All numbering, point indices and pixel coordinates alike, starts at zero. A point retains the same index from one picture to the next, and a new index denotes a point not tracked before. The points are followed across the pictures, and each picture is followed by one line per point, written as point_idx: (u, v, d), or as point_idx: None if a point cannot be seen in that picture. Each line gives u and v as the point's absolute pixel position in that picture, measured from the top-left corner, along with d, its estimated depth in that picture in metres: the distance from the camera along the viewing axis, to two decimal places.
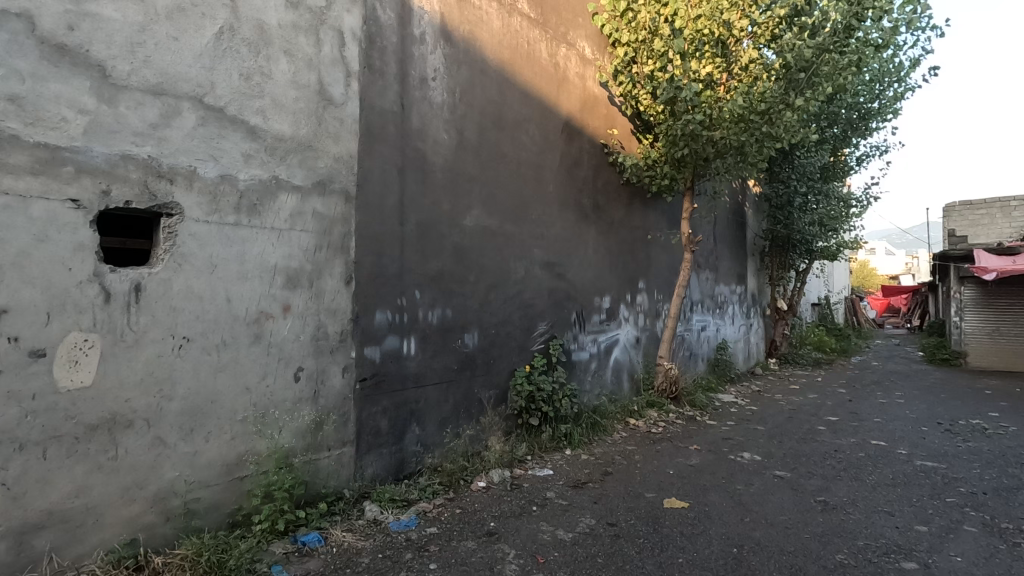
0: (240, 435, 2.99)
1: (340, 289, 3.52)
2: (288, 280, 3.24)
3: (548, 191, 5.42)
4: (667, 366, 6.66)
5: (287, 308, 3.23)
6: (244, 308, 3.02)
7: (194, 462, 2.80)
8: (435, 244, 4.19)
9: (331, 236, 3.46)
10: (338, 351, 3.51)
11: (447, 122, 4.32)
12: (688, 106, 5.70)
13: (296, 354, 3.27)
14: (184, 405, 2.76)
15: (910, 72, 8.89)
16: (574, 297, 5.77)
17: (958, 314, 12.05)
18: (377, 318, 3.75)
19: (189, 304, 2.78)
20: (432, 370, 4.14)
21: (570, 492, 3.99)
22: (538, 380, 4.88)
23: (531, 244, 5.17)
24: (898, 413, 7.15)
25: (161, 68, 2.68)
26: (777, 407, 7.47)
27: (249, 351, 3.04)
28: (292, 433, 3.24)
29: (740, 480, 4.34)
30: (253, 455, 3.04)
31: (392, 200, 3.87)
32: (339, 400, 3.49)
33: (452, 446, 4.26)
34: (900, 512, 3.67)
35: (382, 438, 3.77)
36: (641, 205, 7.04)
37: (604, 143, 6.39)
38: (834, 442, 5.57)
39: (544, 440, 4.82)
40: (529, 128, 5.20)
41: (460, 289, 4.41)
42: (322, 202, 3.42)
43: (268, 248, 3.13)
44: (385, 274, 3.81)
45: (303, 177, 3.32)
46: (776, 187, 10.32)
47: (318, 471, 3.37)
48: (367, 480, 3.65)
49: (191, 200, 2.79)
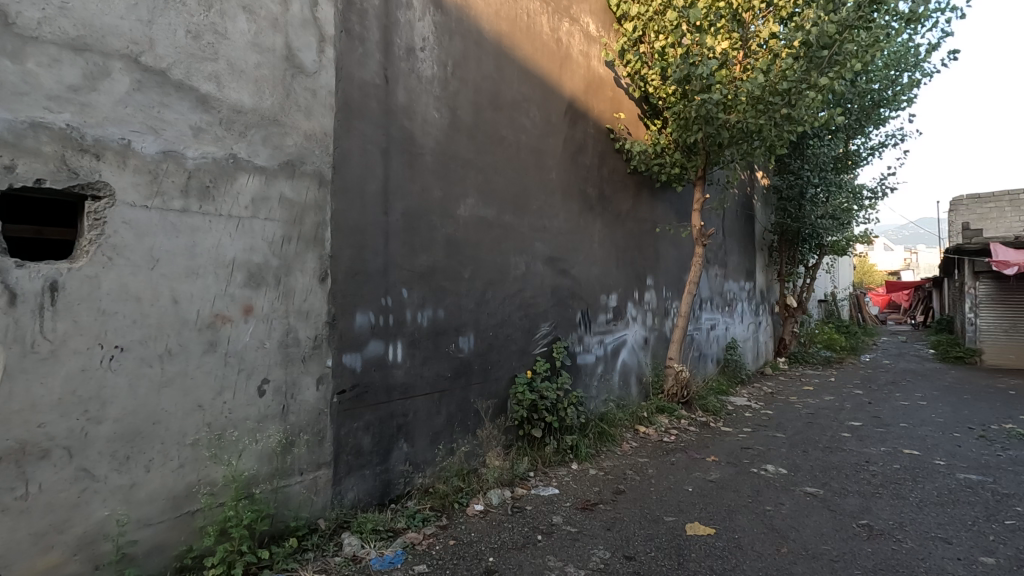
0: (191, 461, 2.51)
1: (314, 287, 3.04)
2: (249, 277, 2.76)
3: (551, 180, 4.95)
4: (677, 369, 6.19)
5: (249, 310, 2.75)
6: (196, 309, 2.54)
7: (130, 497, 2.32)
8: (424, 237, 3.71)
9: (302, 226, 2.99)
10: (311, 359, 3.02)
11: (438, 99, 3.84)
12: (703, 86, 5.24)
13: (261, 364, 2.79)
14: (118, 428, 2.28)
15: (928, 56, 8.44)
16: (579, 295, 5.30)
17: (973, 310, 11.59)
18: (358, 320, 3.27)
19: (123, 307, 2.30)
20: (422, 379, 3.67)
21: (579, 516, 3.53)
22: (541, 388, 4.42)
23: (532, 237, 4.70)
24: (924, 417, 6.70)
25: (84, 18, 2.19)
26: (794, 411, 7.01)
27: (201, 362, 2.56)
28: (257, 457, 2.76)
29: (769, 500, 3.86)
30: (208, 485, 2.56)
31: (375, 185, 3.39)
32: (313, 415, 3.01)
33: (445, 464, 3.79)
34: (957, 540, 3.22)
35: (364, 458, 3.29)
36: (649, 196, 6.57)
37: (610, 128, 5.90)
38: (863, 451, 5.12)
39: (548, 454, 4.35)
40: (530, 109, 4.73)
41: (455, 286, 3.94)
42: (291, 186, 2.93)
43: (225, 240, 2.65)
44: (368, 270, 3.34)
45: (268, 157, 2.83)
46: (786, 179, 9.85)
47: (288, 499, 2.89)
48: (347, 507, 3.17)
49: (125, 179, 2.30)
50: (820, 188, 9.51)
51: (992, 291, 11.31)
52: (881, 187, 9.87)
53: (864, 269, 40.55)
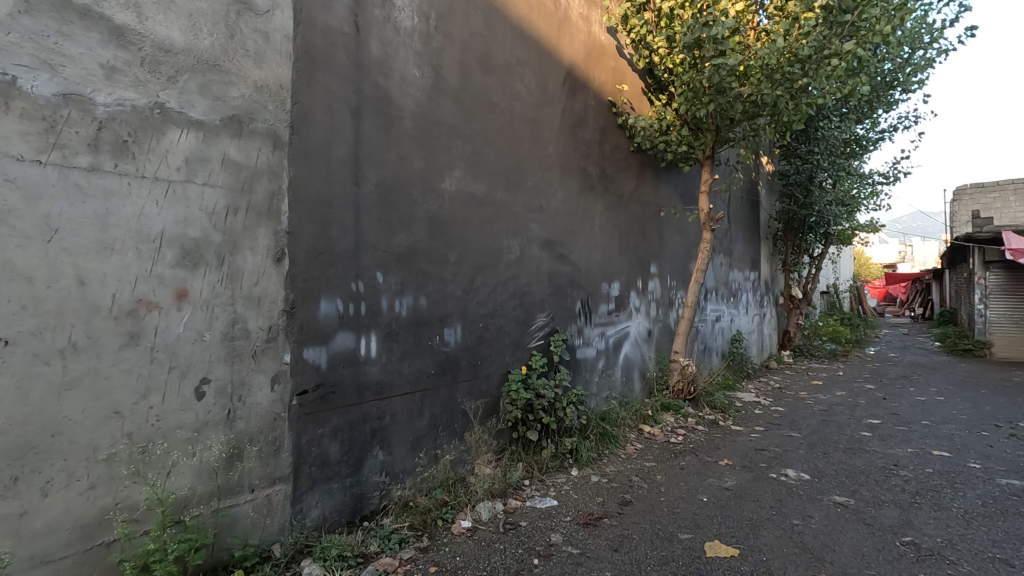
0: (106, 480, 2.03)
1: (267, 269, 2.56)
2: (182, 255, 2.26)
3: (548, 154, 4.46)
4: (683, 363, 5.74)
5: (183, 296, 2.26)
6: (111, 293, 2.05)
7: (20, 530, 1.83)
8: (403, 213, 3.22)
9: (252, 196, 2.50)
10: (264, 355, 2.54)
11: (419, 56, 3.34)
12: (716, 51, 4.74)
13: (199, 360, 2.30)
14: (3, 443, 1.79)
15: (945, 32, 7.97)
16: (578, 283, 4.83)
17: (982, 302, 11.17)
18: (323, 309, 2.79)
19: (6, 288, 1.81)
20: (400, 377, 3.19)
21: (582, 535, 3.07)
22: (537, 385, 3.95)
23: (526, 217, 4.22)
24: (946, 414, 6.27)
25: None
26: (806, 408, 6.57)
27: (118, 359, 2.07)
28: (192, 475, 2.28)
29: (794, 511, 3.42)
30: (127, 510, 2.08)
31: (343, 151, 2.89)
32: (266, 421, 2.54)
33: (427, 474, 3.33)
34: (1019, 562, 2.78)
35: (332, 469, 2.82)
36: (653, 177, 6.09)
37: (613, 100, 5.41)
38: (887, 453, 4.68)
39: (544, 459, 3.88)
40: (525, 75, 4.23)
41: (439, 272, 3.46)
42: (237, 147, 2.44)
43: (150, 209, 2.16)
44: (335, 250, 2.85)
45: (207, 109, 2.33)
46: (794, 165, 9.37)
47: (234, 521, 2.42)
48: (309, 528, 2.70)
49: (8, 126, 1.81)
50: (829, 173, 9.05)
51: (1002, 281, 10.91)
52: (892, 172, 9.41)
53: (863, 262, 40.03)
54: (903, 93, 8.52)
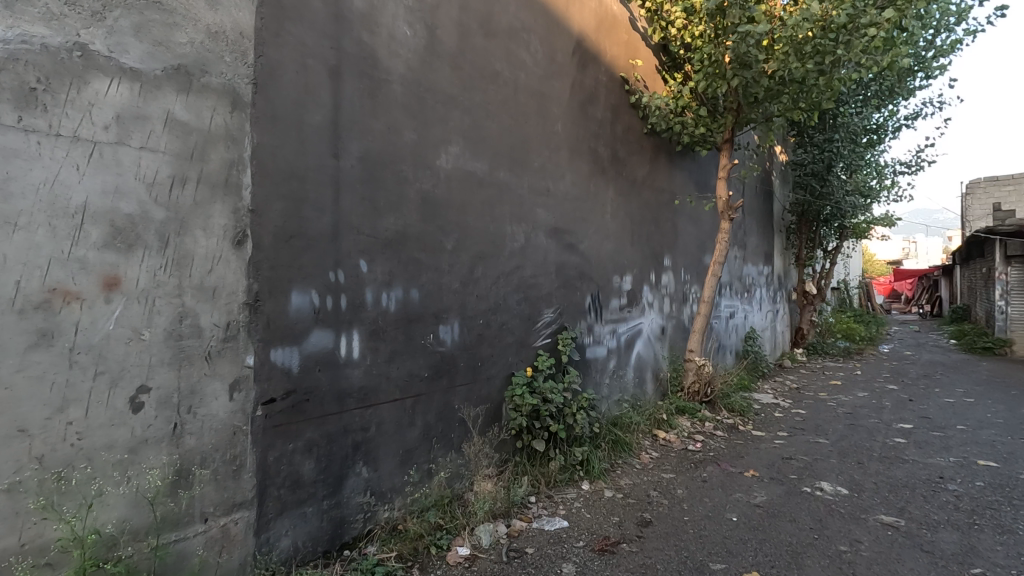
0: (6, 516, 1.61)
1: (224, 254, 2.12)
2: (112, 235, 1.83)
3: (555, 132, 4.02)
4: (700, 363, 5.32)
5: (113, 285, 1.83)
6: (14, 280, 1.63)
7: None
8: (391, 193, 2.79)
9: (205, 164, 2.07)
10: (220, 357, 2.11)
11: (411, 12, 2.90)
12: (742, 18, 4.29)
13: (135, 364, 1.88)
14: None
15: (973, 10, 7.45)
16: (588, 276, 4.40)
17: (1003, 298, 10.70)
18: (294, 302, 2.36)
19: None
20: (388, 382, 2.76)
21: (598, 565, 2.64)
22: (544, 389, 3.51)
23: (532, 201, 3.78)
24: (981, 418, 5.82)
25: None
26: (829, 410, 6.14)
27: (24, 364, 1.64)
28: (126, 505, 1.86)
29: (839, 535, 2.99)
30: (36, 553, 1.67)
31: (320, 118, 2.45)
32: (223, 436, 2.11)
33: (419, 492, 2.91)
34: None
35: (306, 491, 2.40)
36: (667, 162, 5.65)
37: (626, 77, 4.96)
38: (929, 464, 4.24)
39: (553, 472, 3.46)
40: (530, 42, 3.79)
41: (433, 261, 3.03)
42: (184, 104, 2.01)
43: (68, 174, 1.73)
44: (309, 233, 2.41)
45: (145, 56, 1.90)
46: (810, 154, 8.91)
47: (182, 559, 2.00)
48: (277, 562, 2.29)
49: None
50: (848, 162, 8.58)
51: None
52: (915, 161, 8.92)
53: (865, 259, 39.45)
54: (925, 79, 8.08)
